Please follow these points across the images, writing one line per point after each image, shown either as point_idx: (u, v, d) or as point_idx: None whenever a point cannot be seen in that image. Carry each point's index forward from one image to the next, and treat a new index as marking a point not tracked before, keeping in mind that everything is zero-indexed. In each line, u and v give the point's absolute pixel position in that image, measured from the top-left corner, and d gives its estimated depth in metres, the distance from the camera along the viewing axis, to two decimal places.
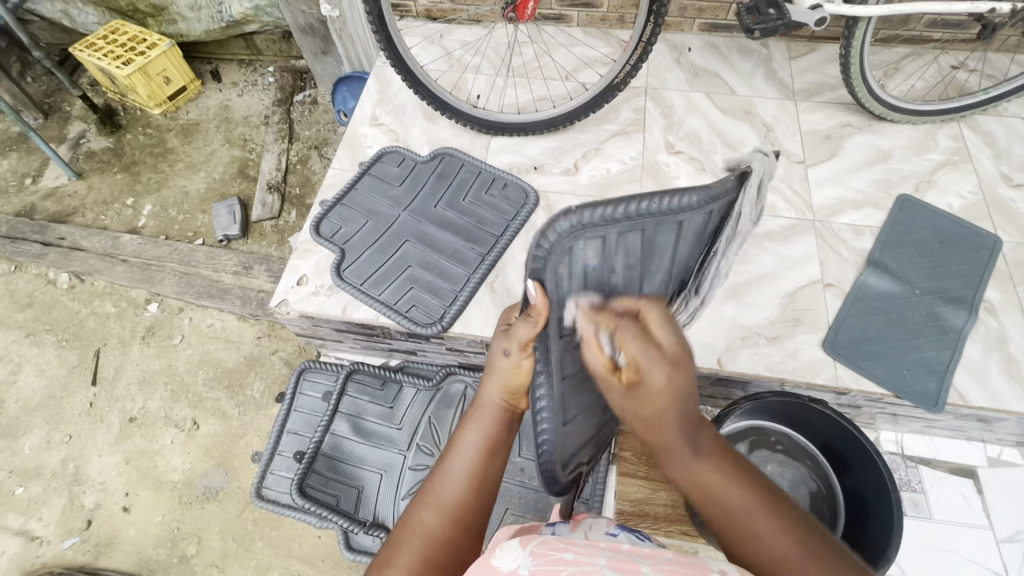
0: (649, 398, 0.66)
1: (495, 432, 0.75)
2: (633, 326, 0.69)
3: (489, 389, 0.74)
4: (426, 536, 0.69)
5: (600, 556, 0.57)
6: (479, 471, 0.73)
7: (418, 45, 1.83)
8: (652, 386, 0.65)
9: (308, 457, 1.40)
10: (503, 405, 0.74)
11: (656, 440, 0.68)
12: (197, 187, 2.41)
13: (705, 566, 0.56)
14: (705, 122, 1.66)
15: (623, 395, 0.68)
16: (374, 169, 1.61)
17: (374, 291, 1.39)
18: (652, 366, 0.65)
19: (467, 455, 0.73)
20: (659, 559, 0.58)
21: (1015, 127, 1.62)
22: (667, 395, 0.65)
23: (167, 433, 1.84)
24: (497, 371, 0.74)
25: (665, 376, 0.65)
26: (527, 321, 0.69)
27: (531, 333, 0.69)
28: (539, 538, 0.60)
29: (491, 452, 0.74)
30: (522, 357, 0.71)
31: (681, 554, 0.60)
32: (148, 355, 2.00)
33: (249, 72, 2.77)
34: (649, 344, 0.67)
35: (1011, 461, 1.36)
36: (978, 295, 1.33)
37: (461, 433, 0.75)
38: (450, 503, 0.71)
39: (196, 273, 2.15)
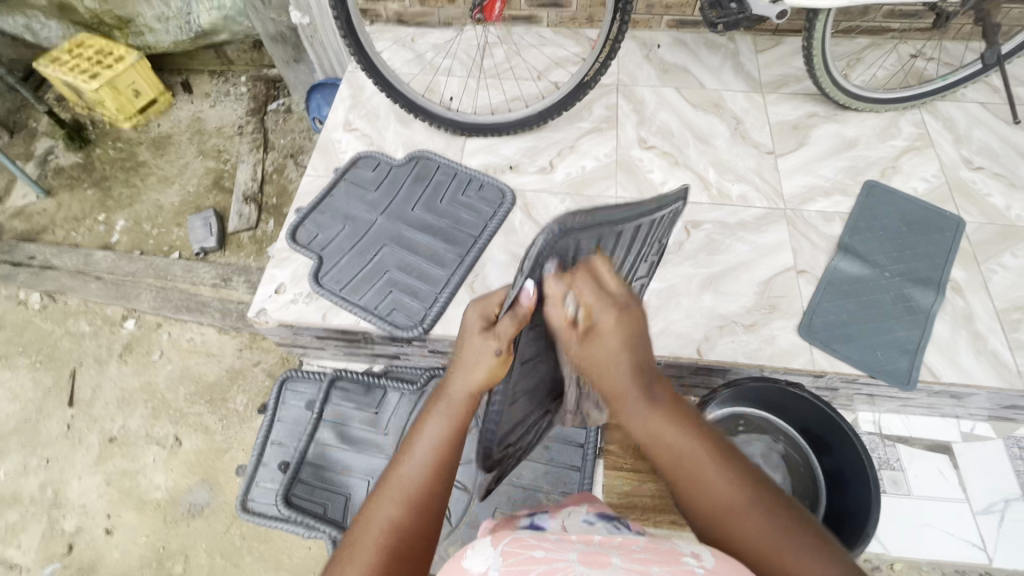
0: (600, 344, 0.69)
1: (462, 423, 0.74)
2: (586, 277, 0.74)
3: (461, 381, 0.75)
4: (391, 527, 0.67)
5: (571, 551, 0.57)
6: (443, 457, 0.72)
7: (389, 49, 1.84)
8: (604, 326, 0.70)
9: (294, 467, 1.39)
10: (474, 397, 0.75)
11: (611, 385, 0.70)
12: (171, 201, 2.38)
13: (678, 551, 0.56)
14: (676, 117, 1.69)
15: (580, 343, 0.72)
16: (349, 174, 1.60)
17: (354, 296, 1.39)
18: (601, 310, 0.70)
19: (432, 446, 0.72)
20: (630, 548, 0.59)
21: (973, 112, 1.67)
22: (617, 332, 0.70)
23: (148, 451, 1.81)
24: (471, 363, 0.76)
25: (614, 316, 0.70)
26: (511, 317, 0.76)
27: (514, 329, 0.76)
28: (511, 536, 0.61)
29: (457, 444, 0.73)
30: (503, 354, 0.75)
31: (653, 541, 0.61)
32: (126, 373, 1.96)
33: (220, 83, 2.74)
34: (600, 290, 0.73)
35: (983, 435, 1.40)
36: (944, 275, 1.37)
37: (425, 423, 0.75)
38: (415, 492, 0.69)
39: (174, 287, 2.13)
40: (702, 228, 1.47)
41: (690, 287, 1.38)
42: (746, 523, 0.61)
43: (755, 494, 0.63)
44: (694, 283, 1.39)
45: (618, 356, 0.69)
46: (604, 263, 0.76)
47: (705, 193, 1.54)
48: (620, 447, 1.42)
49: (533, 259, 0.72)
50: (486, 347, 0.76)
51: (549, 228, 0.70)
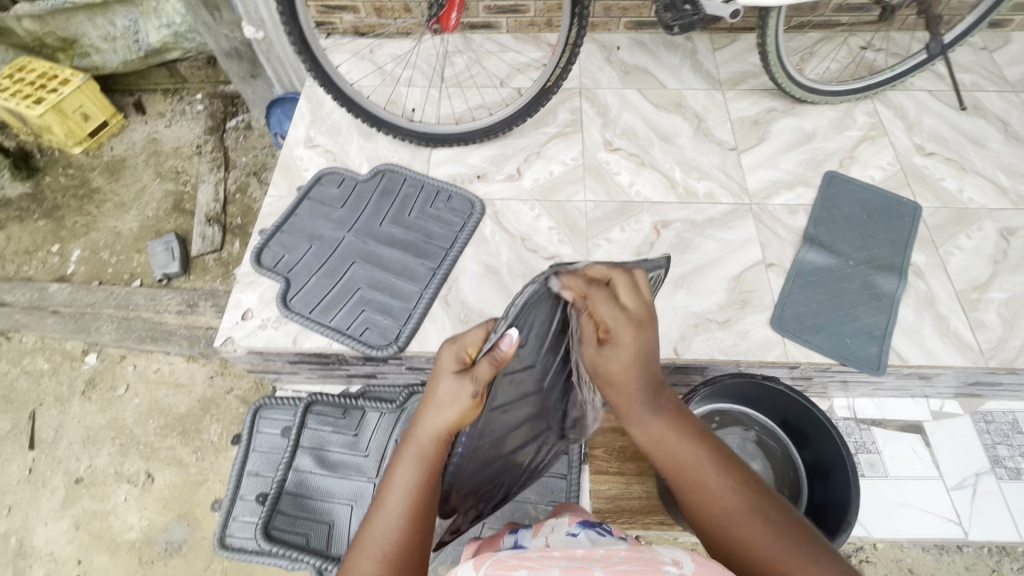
0: (617, 355, 0.78)
1: (428, 469, 0.75)
2: (604, 294, 0.76)
3: (428, 423, 0.75)
4: None
5: (554, 568, 0.56)
6: (415, 505, 0.73)
7: (348, 61, 1.80)
8: (620, 339, 0.76)
9: (272, 498, 1.34)
10: (442, 440, 0.75)
11: (621, 397, 0.81)
12: (130, 227, 2.29)
13: (659, 558, 0.56)
14: (640, 118, 1.70)
15: (597, 349, 0.79)
16: (314, 192, 1.56)
17: (325, 317, 1.35)
18: (620, 326, 0.76)
19: (403, 493, 0.73)
20: (613, 560, 0.58)
21: (922, 99, 1.73)
22: (630, 352, 0.77)
23: (119, 490, 1.73)
24: (443, 404, 0.74)
25: (632, 336, 0.76)
26: (489, 361, 0.73)
27: (491, 372, 0.73)
28: (493, 557, 0.60)
29: (427, 487, 0.74)
30: (479, 396, 0.73)
31: (635, 550, 0.60)
32: (91, 410, 1.88)
33: (175, 101, 2.64)
34: (620, 308, 0.76)
35: (952, 412, 1.44)
36: (905, 260, 1.41)
37: (396, 470, 0.75)
38: (391, 546, 0.70)
39: (138, 316, 2.05)
40: (671, 228, 1.48)
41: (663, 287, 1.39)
42: (736, 520, 0.70)
43: (750, 496, 0.72)
44: (667, 283, 1.39)
45: (630, 371, 0.78)
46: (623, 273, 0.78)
47: (673, 192, 1.55)
48: (605, 450, 1.41)
49: (526, 300, 0.70)
50: (459, 390, 0.74)
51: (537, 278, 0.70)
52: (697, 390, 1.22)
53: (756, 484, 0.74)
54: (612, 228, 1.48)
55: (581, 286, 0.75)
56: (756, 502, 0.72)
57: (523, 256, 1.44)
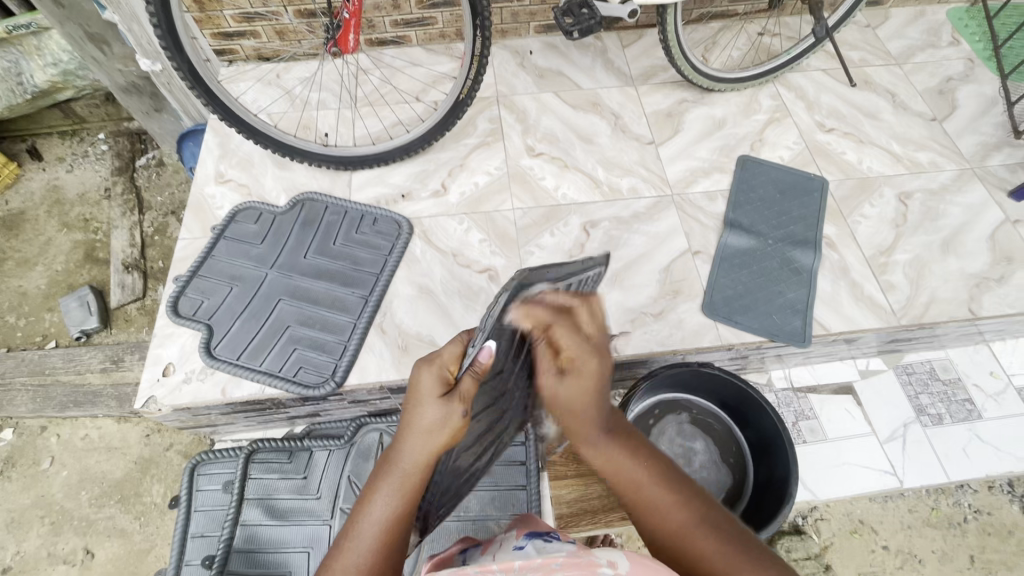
0: (579, 382, 0.78)
1: (408, 498, 0.73)
2: (565, 320, 0.79)
3: (413, 449, 0.73)
4: None
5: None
6: (387, 538, 0.72)
7: (253, 89, 1.73)
8: (582, 372, 0.78)
9: (220, 560, 1.27)
10: (424, 466, 0.73)
11: (578, 424, 0.80)
12: (37, 285, 2.11)
13: (594, 562, 0.52)
14: (559, 120, 1.71)
15: (558, 378, 0.80)
16: (230, 230, 1.48)
17: (254, 361, 1.29)
18: (584, 359, 0.78)
19: (379, 524, 0.72)
20: (549, 567, 0.53)
21: (818, 78, 1.83)
22: (592, 381, 0.78)
23: (55, 572, 1.59)
24: (428, 429, 0.73)
25: (595, 365, 0.77)
26: (471, 375, 0.75)
27: (474, 386, 0.75)
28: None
29: (407, 517, 0.73)
30: (467, 415, 0.74)
31: (572, 554, 0.55)
32: (12, 491, 1.72)
33: (75, 144, 2.47)
34: (580, 336, 0.79)
35: (877, 369, 1.54)
36: (818, 233, 1.49)
37: (376, 497, 0.73)
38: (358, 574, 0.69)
39: (55, 381, 1.89)
40: (599, 227, 1.50)
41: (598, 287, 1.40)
42: (688, 541, 0.71)
43: (699, 516, 0.74)
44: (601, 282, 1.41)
45: (590, 399, 0.78)
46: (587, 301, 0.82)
47: (598, 191, 1.57)
48: (562, 455, 1.42)
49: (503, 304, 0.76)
50: (443, 414, 0.73)
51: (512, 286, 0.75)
52: (638, 385, 1.24)
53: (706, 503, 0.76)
54: (543, 234, 1.49)
55: (544, 317, 0.78)
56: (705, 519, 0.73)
57: (456, 272, 1.42)
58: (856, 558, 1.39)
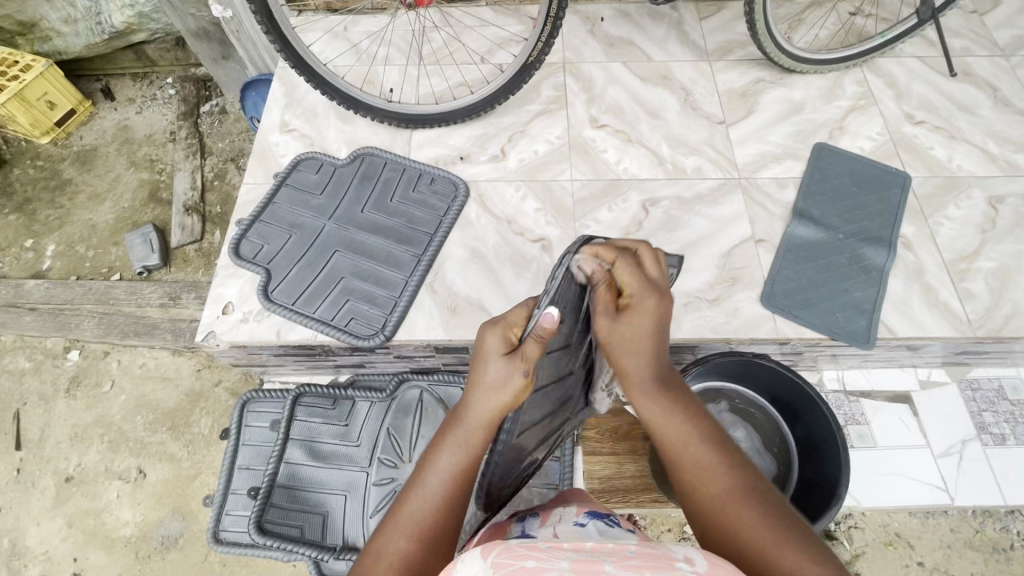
0: (637, 321, 0.79)
1: (473, 455, 0.74)
2: (631, 262, 0.81)
3: (481, 405, 0.74)
4: (402, 559, 0.70)
5: (562, 560, 0.54)
6: (451, 493, 0.73)
7: (321, 40, 1.73)
8: (643, 310, 0.79)
9: (264, 492, 1.33)
10: (489, 423, 0.74)
11: (631, 369, 0.80)
12: (105, 219, 2.22)
13: (670, 556, 0.54)
14: (626, 92, 1.65)
15: (614, 320, 0.80)
16: (291, 179, 1.51)
17: (308, 308, 1.32)
18: (644, 295, 0.79)
19: (445, 477, 0.74)
20: (623, 554, 0.56)
21: (911, 66, 1.70)
22: (654, 318, 0.79)
23: (111, 487, 1.72)
24: (491, 387, 0.74)
25: (655, 303, 0.79)
26: (534, 339, 0.75)
27: (538, 349, 0.74)
28: (501, 545, 0.57)
29: (471, 473, 0.74)
30: (528, 376, 0.73)
31: (645, 545, 0.58)
32: (77, 408, 1.85)
33: (145, 86, 2.54)
34: (644, 275, 0.81)
35: (940, 380, 1.46)
36: (894, 232, 1.40)
37: (441, 451, 0.75)
38: (424, 527, 0.72)
39: (119, 311, 2.00)
40: (659, 206, 1.46)
41: None
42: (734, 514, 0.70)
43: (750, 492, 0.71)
44: None
45: (645, 337, 0.79)
46: (648, 249, 0.84)
47: (661, 169, 1.52)
48: (598, 431, 1.41)
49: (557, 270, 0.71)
50: (509, 371, 0.74)
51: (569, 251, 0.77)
52: (687, 369, 1.21)
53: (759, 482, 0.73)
54: (600, 208, 1.46)
55: (611, 255, 0.81)
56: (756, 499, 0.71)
57: (510, 239, 1.41)
58: (886, 569, 1.35)
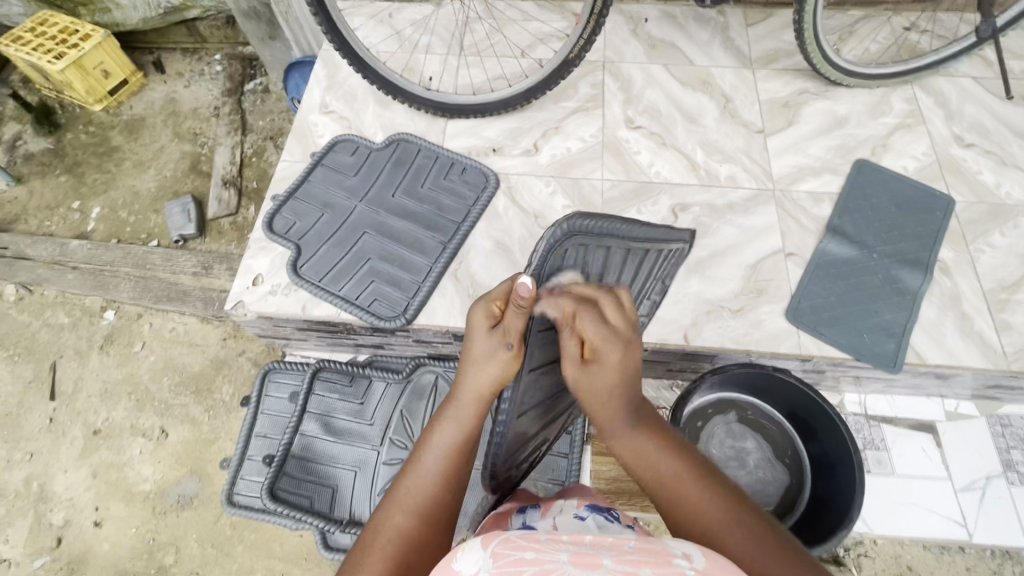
0: (603, 372, 0.76)
1: (469, 431, 0.77)
2: (592, 312, 0.78)
3: (471, 381, 0.77)
4: (401, 536, 0.71)
5: (561, 552, 0.55)
6: (448, 468, 0.75)
7: (366, 25, 1.76)
8: (607, 360, 0.76)
9: (278, 461, 1.38)
10: (482, 399, 0.77)
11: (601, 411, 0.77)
12: (147, 186, 2.30)
13: (668, 552, 0.55)
14: (664, 95, 1.64)
15: (580, 370, 0.77)
16: (327, 159, 1.55)
17: (334, 286, 1.36)
18: (608, 346, 0.76)
19: (442, 452, 0.76)
20: (622, 548, 0.56)
21: (965, 86, 1.64)
22: (619, 369, 0.76)
23: (134, 443, 1.79)
24: (481, 362, 0.77)
25: (619, 353, 0.76)
26: (517, 311, 0.75)
27: (521, 321, 0.76)
28: (501, 535, 0.58)
29: (468, 448, 0.77)
30: (514, 348, 0.76)
31: (644, 540, 0.58)
32: (108, 365, 1.93)
33: (194, 61, 2.62)
34: (607, 327, 0.77)
35: (967, 414, 1.41)
36: (932, 255, 1.36)
37: (438, 427, 0.78)
38: (422, 501, 0.73)
39: (154, 276, 2.07)
40: (689, 211, 1.44)
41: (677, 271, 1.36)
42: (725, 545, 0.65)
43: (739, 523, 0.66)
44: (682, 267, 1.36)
45: (615, 389, 0.76)
46: (608, 296, 0.80)
47: (694, 174, 1.50)
48: None
49: (540, 254, 0.80)
50: (497, 345, 0.77)
51: (552, 227, 0.81)
52: (705, 377, 1.20)
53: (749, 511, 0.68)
54: (629, 209, 1.45)
55: (569, 306, 0.78)
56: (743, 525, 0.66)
57: (535, 233, 1.42)
58: None
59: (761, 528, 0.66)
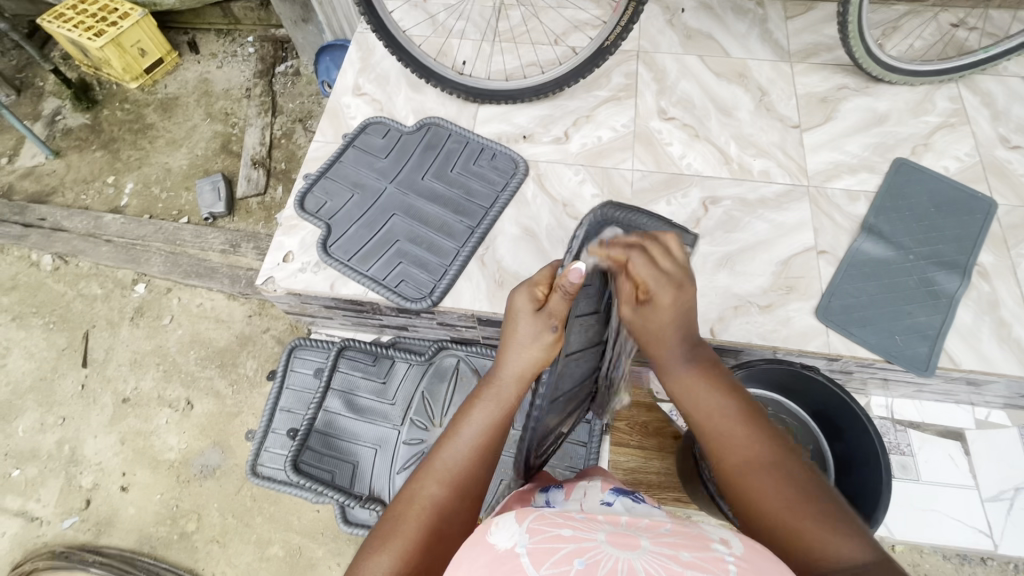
0: (657, 313, 0.79)
1: (508, 410, 0.78)
2: (643, 256, 0.78)
3: (515, 361, 0.79)
4: (433, 505, 0.70)
5: (598, 532, 0.55)
6: (485, 445, 0.76)
7: (400, 9, 1.76)
8: (661, 302, 0.78)
9: (302, 435, 1.40)
10: (522, 380, 0.79)
11: (656, 342, 0.80)
12: (180, 164, 2.35)
13: (706, 536, 0.54)
14: (698, 86, 1.62)
15: (636, 309, 0.80)
16: (359, 140, 1.56)
17: (363, 266, 1.37)
18: (661, 286, 0.77)
19: (479, 429, 0.76)
20: (658, 531, 0.56)
21: (1014, 86, 1.58)
22: (673, 310, 0.78)
23: (161, 413, 1.84)
24: (527, 344, 0.79)
25: (671, 296, 0.77)
26: (563, 295, 0.77)
27: (565, 306, 0.77)
28: (535, 513, 0.59)
29: (504, 428, 0.77)
30: (558, 331, 0.78)
31: (680, 524, 0.58)
32: (138, 336, 1.99)
33: (227, 42, 2.66)
34: (658, 270, 0.77)
35: (998, 423, 1.37)
36: (971, 259, 1.32)
37: (477, 405, 0.79)
38: (457, 474, 0.73)
39: (184, 252, 2.12)
40: (720, 205, 1.43)
41: (705, 265, 1.35)
42: (763, 477, 0.67)
43: (780, 463, 0.68)
44: (710, 261, 1.35)
45: (669, 324, 0.79)
46: (660, 240, 0.81)
47: (726, 168, 1.48)
48: (628, 423, 1.41)
49: (579, 241, 0.85)
50: (543, 328, 0.78)
51: (583, 222, 0.87)
52: (730, 372, 1.18)
53: (789, 450, 0.70)
54: (658, 201, 1.44)
55: (621, 252, 0.79)
56: (784, 465, 0.68)
57: (563, 221, 1.42)
58: None
59: (804, 478, 0.67)
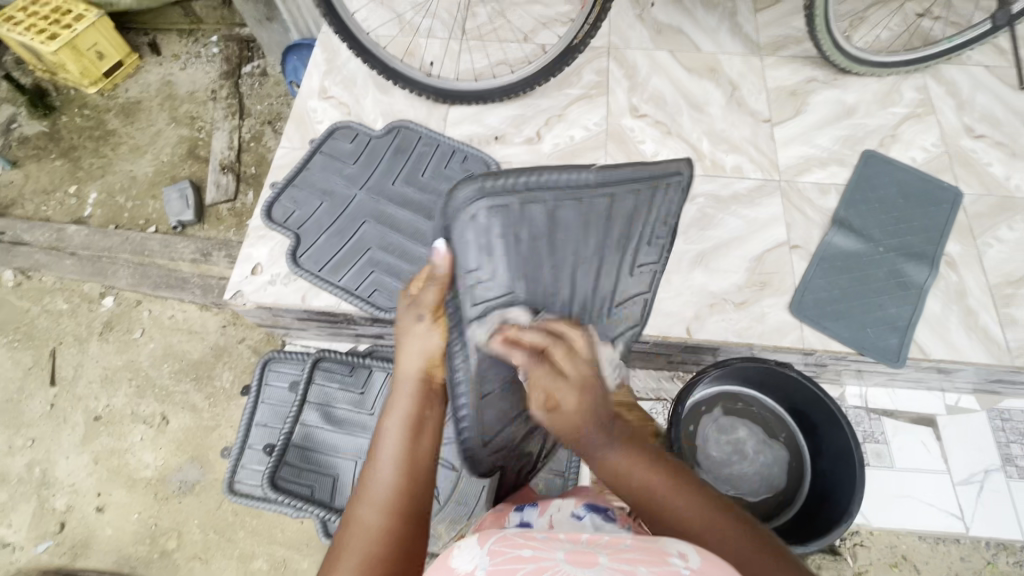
0: (566, 418, 0.71)
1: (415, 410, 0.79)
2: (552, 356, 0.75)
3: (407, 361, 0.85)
4: (375, 529, 0.65)
5: (558, 550, 0.54)
6: (406, 450, 0.74)
7: (365, 8, 1.72)
8: (568, 404, 0.70)
9: (279, 450, 1.37)
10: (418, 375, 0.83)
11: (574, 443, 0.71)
12: (145, 171, 2.27)
13: (665, 549, 0.53)
14: (670, 82, 1.61)
15: (547, 412, 0.72)
16: (326, 146, 1.52)
17: (334, 276, 1.34)
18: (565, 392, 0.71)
19: (393, 439, 0.75)
20: (619, 547, 0.55)
21: (977, 75, 1.60)
22: (584, 407, 0.70)
23: (135, 430, 1.79)
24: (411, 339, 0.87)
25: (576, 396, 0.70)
26: (431, 285, 0.90)
27: (435, 293, 0.89)
28: (498, 532, 0.58)
29: (414, 428, 0.77)
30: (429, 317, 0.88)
31: (641, 538, 0.57)
32: (108, 351, 1.93)
33: (190, 43, 2.57)
34: (567, 370, 0.73)
35: (968, 408, 1.41)
36: (938, 249, 1.34)
37: (388, 417, 0.79)
38: (389, 489, 0.69)
39: (152, 262, 2.05)
40: (694, 202, 1.42)
41: (681, 264, 1.34)
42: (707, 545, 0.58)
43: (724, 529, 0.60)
44: (685, 260, 1.35)
45: (584, 419, 0.70)
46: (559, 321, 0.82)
47: (699, 164, 1.48)
48: None
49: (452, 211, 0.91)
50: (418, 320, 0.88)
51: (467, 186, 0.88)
52: (708, 371, 1.18)
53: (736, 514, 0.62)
54: None
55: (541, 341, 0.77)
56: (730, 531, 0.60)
57: None
58: None
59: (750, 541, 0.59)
